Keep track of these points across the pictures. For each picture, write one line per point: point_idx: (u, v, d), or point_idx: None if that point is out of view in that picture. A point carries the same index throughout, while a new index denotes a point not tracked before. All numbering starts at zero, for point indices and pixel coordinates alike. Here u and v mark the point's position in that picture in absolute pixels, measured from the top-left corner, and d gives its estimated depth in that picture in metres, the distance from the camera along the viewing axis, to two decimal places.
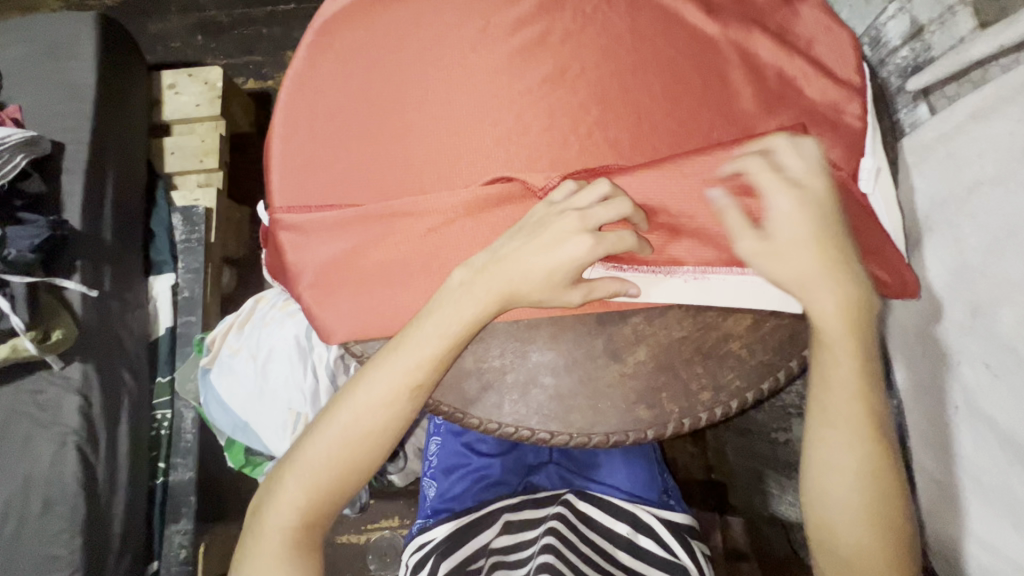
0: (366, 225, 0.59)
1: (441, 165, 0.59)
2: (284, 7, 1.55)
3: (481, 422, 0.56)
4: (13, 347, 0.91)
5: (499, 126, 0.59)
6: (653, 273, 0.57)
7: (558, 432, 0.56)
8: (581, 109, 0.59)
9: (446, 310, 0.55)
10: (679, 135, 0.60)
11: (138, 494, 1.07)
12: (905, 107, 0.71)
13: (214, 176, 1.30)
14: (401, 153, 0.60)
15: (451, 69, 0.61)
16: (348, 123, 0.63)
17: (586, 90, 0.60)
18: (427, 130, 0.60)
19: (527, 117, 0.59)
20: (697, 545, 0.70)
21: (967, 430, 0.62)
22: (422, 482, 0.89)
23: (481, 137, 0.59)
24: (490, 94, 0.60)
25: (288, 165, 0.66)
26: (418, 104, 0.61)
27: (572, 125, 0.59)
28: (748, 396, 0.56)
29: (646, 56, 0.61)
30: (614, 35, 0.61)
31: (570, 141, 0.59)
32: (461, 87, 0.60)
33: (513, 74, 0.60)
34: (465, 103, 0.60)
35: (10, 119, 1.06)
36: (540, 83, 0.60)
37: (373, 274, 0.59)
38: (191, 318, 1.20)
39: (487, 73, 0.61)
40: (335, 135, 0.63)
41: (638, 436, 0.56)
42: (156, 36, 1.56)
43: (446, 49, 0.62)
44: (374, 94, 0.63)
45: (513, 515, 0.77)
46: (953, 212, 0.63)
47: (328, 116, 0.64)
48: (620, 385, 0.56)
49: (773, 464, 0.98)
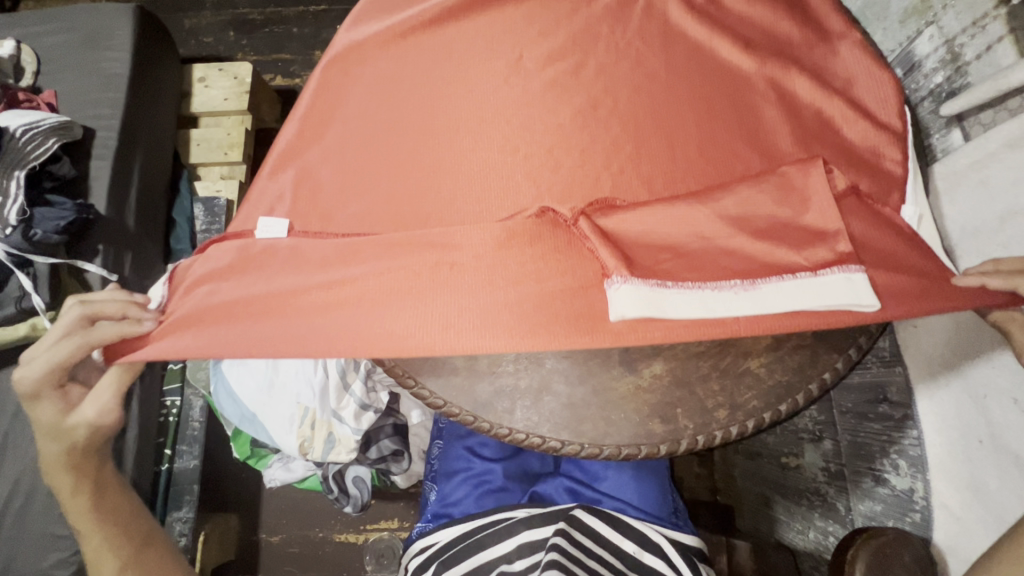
0: (389, 255, 0.57)
1: (473, 198, 0.59)
2: (316, 9, 1.59)
3: (492, 426, 0.55)
4: (33, 325, 0.92)
5: (532, 161, 0.59)
6: (699, 288, 0.53)
7: (569, 441, 0.54)
8: (614, 145, 0.59)
9: (46, 441, 0.59)
10: (712, 174, 0.59)
11: (144, 479, 1.07)
12: (937, 132, 0.70)
13: (237, 170, 1.33)
14: (432, 186, 0.60)
15: (485, 106, 0.61)
16: (377, 150, 0.62)
17: (619, 125, 0.60)
18: (458, 164, 0.60)
19: (560, 152, 0.59)
20: (703, 567, 0.73)
21: (994, 467, 0.64)
22: (426, 486, 0.93)
23: (514, 172, 0.59)
24: (522, 131, 0.60)
25: (313, 186, 0.64)
26: (448, 141, 0.61)
27: (605, 161, 0.59)
28: (765, 417, 0.54)
29: (681, 92, 0.61)
30: (649, 70, 0.62)
31: (602, 178, 0.58)
32: (494, 120, 0.60)
33: (547, 107, 0.60)
34: (497, 136, 0.60)
35: (45, 103, 1.09)
36: (574, 118, 0.60)
37: (170, 349, 0.55)
38: None
39: (521, 106, 0.60)
40: (365, 161, 0.62)
41: (651, 450, 0.54)
42: (189, 31, 1.60)
43: (479, 82, 0.62)
44: (405, 123, 0.62)
45: (528, 535, 0.76)
46: (986, 241, 0.61)
47: (359, 142, 0.64)
48: (634, 399, 0.55)
49: (783, 490, 1.01)
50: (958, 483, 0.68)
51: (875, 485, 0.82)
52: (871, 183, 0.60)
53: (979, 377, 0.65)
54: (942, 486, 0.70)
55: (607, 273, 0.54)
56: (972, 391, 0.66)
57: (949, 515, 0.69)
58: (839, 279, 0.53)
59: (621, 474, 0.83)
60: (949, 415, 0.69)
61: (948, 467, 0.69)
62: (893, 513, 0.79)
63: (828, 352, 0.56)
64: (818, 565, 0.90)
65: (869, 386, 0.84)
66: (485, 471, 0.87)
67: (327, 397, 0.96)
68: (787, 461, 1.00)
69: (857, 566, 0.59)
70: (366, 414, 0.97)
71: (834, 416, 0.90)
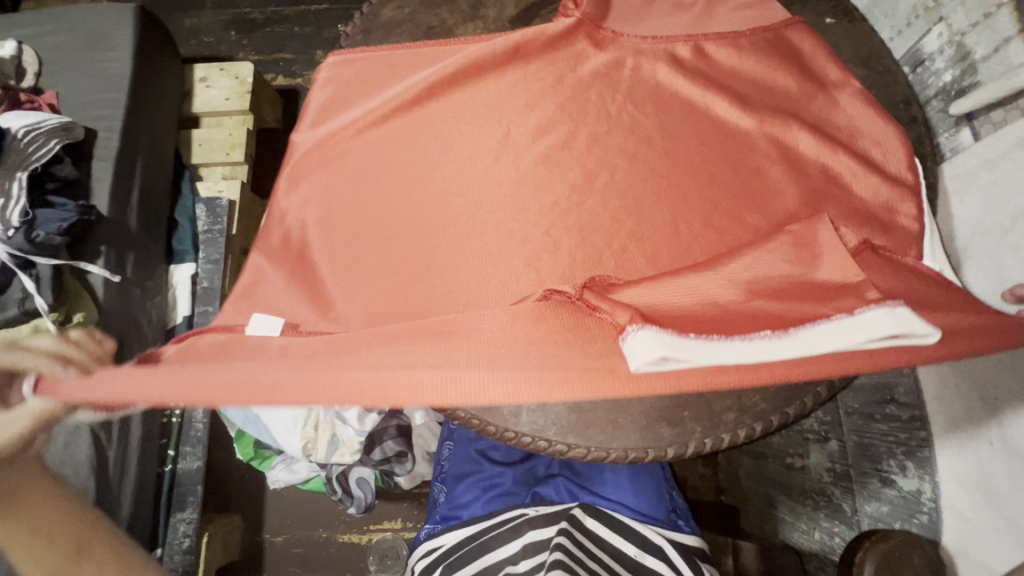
0: (394, 337, 0.51)
1: (474, 282, 0.56)
2: (317, 8, 1.58)
3: (498, 430, 0.55)
4: (34, 326, 0.93)
5: (531, 243, 0.56)
6: (727, 340, 0.46)
7: (575, 445, 0.54)
8: (615, 221, 0.56)
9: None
10: (717, 243, 0.56)
11: (147, 481, 1.06)
12: (946, 132, 0.69)
13: (240, 170, 1.32)
14: (433, 275, 0.57)
15: (475, 187, 0.58)
16: (369, 240, 0.60)
17: (617, 200, 0.57)
18: (456, 247, 0.57)
19: (558, 233, 0.56)
20: (708, 570, 0.73)
21: (1006, 468, 0.64)
22: (433, 486, 0.93)
23: (512, 255, 0.56)
24: (518, 211, 0.57)
25: (311, 282, 0.61)
26: (441, 224, 0.58)
27: (606, 239, 0.56)
28: (773, 420, 0.54)
29: (677, 154, 0.59)
30: (641, 130, 0.59)
31: (607, 256, 0.55)
32: (486, 204, 0.58)
33: (540, 186, 0.57)
34: (491, 217, 0.57)
35: (47, 104, 1.09)
36: (570, 195, 0.57)
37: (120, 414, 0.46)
38: (208, 309, 1.21)
39: (512, 186, 0.58)
40: (358, 255, 0.60)
41: (658, 454, 0.54)
42: (190, 31, 1.59)
43: (467, 164, 0.59)
44: (394, 209, 0.60)
45: (532, 536, 0.76)
46: (997, 242, 0.61)
47: (348, 236, 0.61)
48: (641, 402, 0.55)
49: (788, 491, 1.00)
50: (972, 485, 0.68)
51: (882, 486, 0.81)
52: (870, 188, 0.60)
53: (996, 379, 0.64)
54: (953, 488, 0.71)
55: (621, 327, 0.47)
56: (987, 393, 0.66)
57: (959, 517, 0.70)
58: (883, 312, 0.46)
59: (625, 478, 0.83)
60: (961, 415, 0.69)
61: (960, 469, 0.70)
62: (900, 514, 0.79)
63: None
64: (823, 565, 0.90)
65: (877, 386, 0.84)
66: (493, 473, 0.88)
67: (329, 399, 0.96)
68: (791, 461, 1.00)
69: (865, 570, 0.59)
70: (370, 415, 0.96)
71: (840, 417, 0.89)
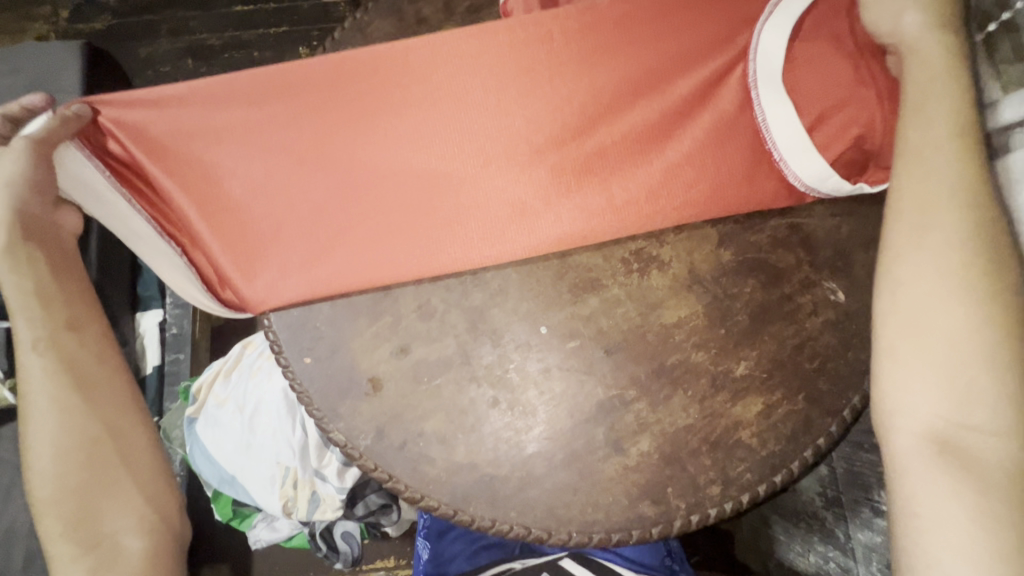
0: (363, 247, 0.56)
1: (424, 225, 0.56)
2: (276, 31, 1.53)
3: (474, 519, 0.51)
4: None
5: (472, 198, 0.56)
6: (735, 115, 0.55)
7: (556, 531, 0.51)
8: (554, 182, 0.56)
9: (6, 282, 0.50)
10: (654, 198, 0.56)
11: None
12: None
13: None
14: (378, 232, 0.56)
15: (411, 147, 0.55)
16: (298, 204, 0.56)
17: (554, 162, 0.56)
18: (401, 207, 0.56)
19: (499, 191, 0.56)
20: None
21: None
22: (417, 543, 0.88)
23: (452, 211, 0.56)
24: (460, 170, 0.56)
25: (240, 245, 0.57)
26: (380, 182, 0.56)
27: (547, 196, 0.56)
28: (760, 490, 0.52)
29: (610, 140, 0.56)
30: (586, 112, 0.56)
31: (549, 207, 0.56)
32: (424, 166, 0.56)
33: (477, 149, 0.56)
34: (432, 178, 0.56)
35: None
36: (498, 191, 0.56)
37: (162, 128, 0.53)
38: (179, 356, 1.10)
39: (450, 146, 0.55)
40: (289, 221, 0.56)
41: (642, 534, 0.51)
42: (145, 60, 1.52)
43: (401, 122, 0.55)
44: (321, 170, 0.55)
45: None
46: None
47: (269, 199, 0.56)
48: (621, 480, 0.52)
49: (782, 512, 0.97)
50: None
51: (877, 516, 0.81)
52: (850, 146, 0.56)
53: None
54: None
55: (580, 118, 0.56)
56: None
57: None
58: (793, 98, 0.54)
59: None
60: None
61: None
62: None
63: (821, 417, 0.53)
64: None
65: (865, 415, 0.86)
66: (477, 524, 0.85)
67: (307, 456, 0.92)
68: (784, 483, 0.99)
69: None
70: (350, 470, 0.93)
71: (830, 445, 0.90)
